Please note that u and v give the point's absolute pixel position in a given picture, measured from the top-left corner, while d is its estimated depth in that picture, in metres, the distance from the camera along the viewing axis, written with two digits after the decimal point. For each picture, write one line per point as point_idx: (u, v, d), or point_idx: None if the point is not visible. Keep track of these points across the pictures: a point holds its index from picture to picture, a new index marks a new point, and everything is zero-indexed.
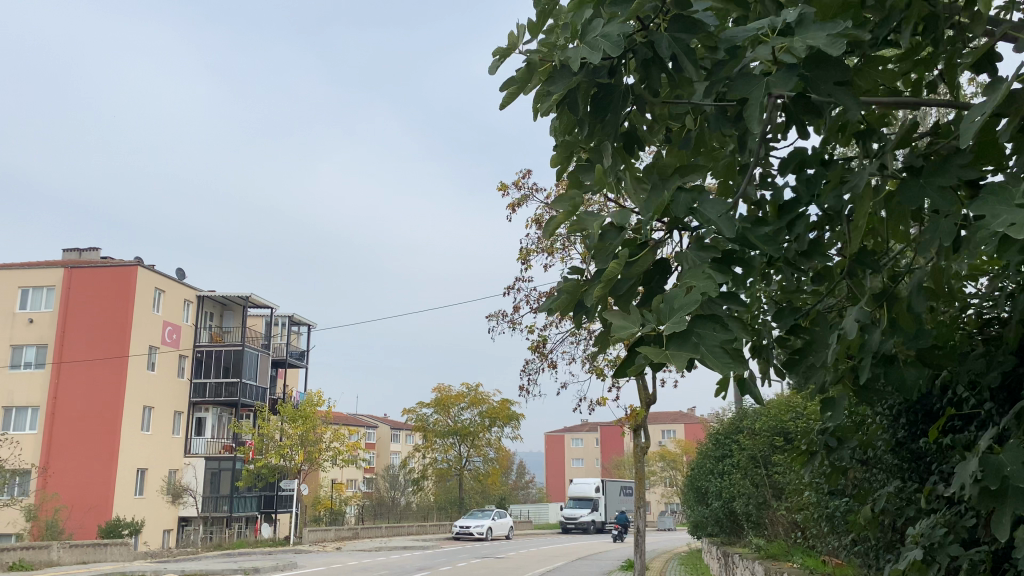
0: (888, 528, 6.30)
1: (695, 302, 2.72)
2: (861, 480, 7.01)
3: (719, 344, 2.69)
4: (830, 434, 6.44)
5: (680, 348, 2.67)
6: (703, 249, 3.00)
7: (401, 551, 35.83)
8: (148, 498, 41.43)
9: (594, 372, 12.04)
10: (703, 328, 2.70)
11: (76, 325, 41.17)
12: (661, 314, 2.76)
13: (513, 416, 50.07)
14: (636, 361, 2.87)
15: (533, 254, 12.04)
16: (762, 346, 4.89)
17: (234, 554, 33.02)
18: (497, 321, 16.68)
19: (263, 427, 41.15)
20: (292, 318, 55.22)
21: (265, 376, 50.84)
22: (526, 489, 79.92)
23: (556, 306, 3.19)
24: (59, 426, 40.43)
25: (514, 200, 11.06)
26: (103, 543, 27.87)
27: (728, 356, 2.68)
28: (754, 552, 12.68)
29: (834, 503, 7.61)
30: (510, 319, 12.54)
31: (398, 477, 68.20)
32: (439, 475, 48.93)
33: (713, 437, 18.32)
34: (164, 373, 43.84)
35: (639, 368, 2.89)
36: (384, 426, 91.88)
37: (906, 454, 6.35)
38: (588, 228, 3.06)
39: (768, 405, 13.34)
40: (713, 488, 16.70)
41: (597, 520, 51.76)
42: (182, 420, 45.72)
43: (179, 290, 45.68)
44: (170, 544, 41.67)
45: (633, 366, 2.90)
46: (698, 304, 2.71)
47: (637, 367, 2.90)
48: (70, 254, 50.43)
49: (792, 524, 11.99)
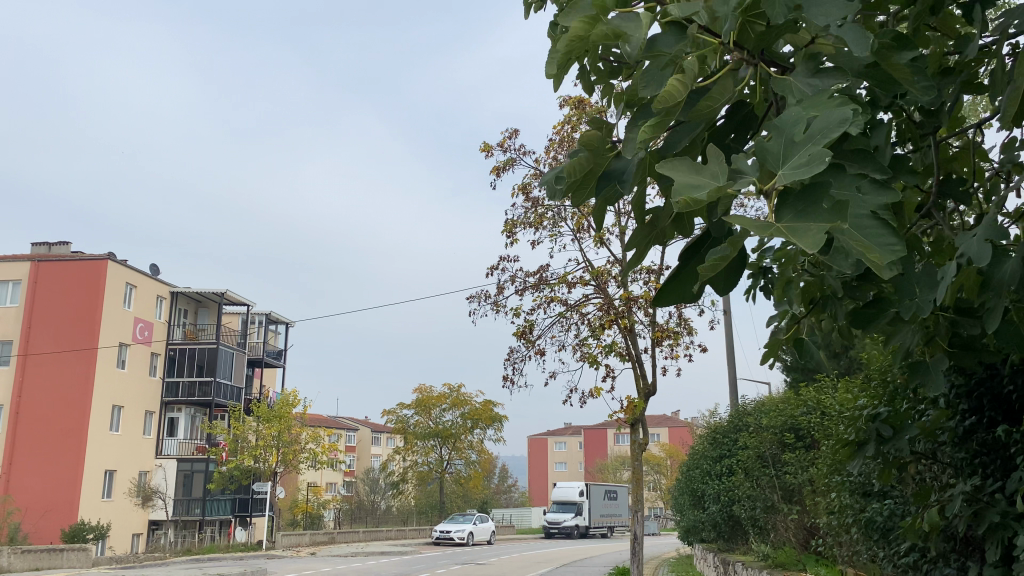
0: (952, 535, 5.13)
1: (838, 124, 1.49)
2: (916, 479, 5.87)
3: (868, 213, 1.50)
4: (883, 422, 5.31)
5: (808, 211, 1.43)
6: (815, 74, 1.81)
7: (377, 556, 34.50)
8: (115, 501, 39.67)
9: (586, 361, 10.83)
10: (854, 184, 1.53)
11: (43, 320, 39.49)
12: (766, 152, 1.52)
13: (496, 417, 48.74)
14: (716, 252, 1.68)
15: (520, 227, 10.77)
16: (825, 296, 3.71)
17: (202, 559, 31.70)
18: (487, 303, 15.28)
19: (236, 427, 39.67)
20: (269, 316, 53.73)
21: (240, 375, 49.30)
22: (509, 493, 78.56)
23: (566, 179, 2.00)
24: (23, 425, 38.79)
25: (498, 165, 9.82)
26: (60, 548, 26.44)
27: (891, 233, 1.48)
28: (758, 561, 11.59)
29: (880, 505, 6.52)
30: (493, 300, 11.28)
31: (379, 481, 66.63)
32: (419, 479, 47.50)
33: (708, 439, 17.11)
34: (136, 370, 42.21)
35: (719, 264, 1.71)
36: (366, 430, 90.24)
37: (974, 447, 5.20)
38: (629, 33, 1.83)
39: (780, 401, 12.26)
40: (709, 491, 15.49)
41: (581, 525, 50.60)
42: (154, 421, 44.09)
43: (151, 286, 44.03)
44: (138, 548, 40.09)
45: (705, 266, 1.71)
46: (844, 126, 1.48)
47: (712, 267, 1.70)
48: (39, 249, 48.55)
49: (803, 530, 10.90)
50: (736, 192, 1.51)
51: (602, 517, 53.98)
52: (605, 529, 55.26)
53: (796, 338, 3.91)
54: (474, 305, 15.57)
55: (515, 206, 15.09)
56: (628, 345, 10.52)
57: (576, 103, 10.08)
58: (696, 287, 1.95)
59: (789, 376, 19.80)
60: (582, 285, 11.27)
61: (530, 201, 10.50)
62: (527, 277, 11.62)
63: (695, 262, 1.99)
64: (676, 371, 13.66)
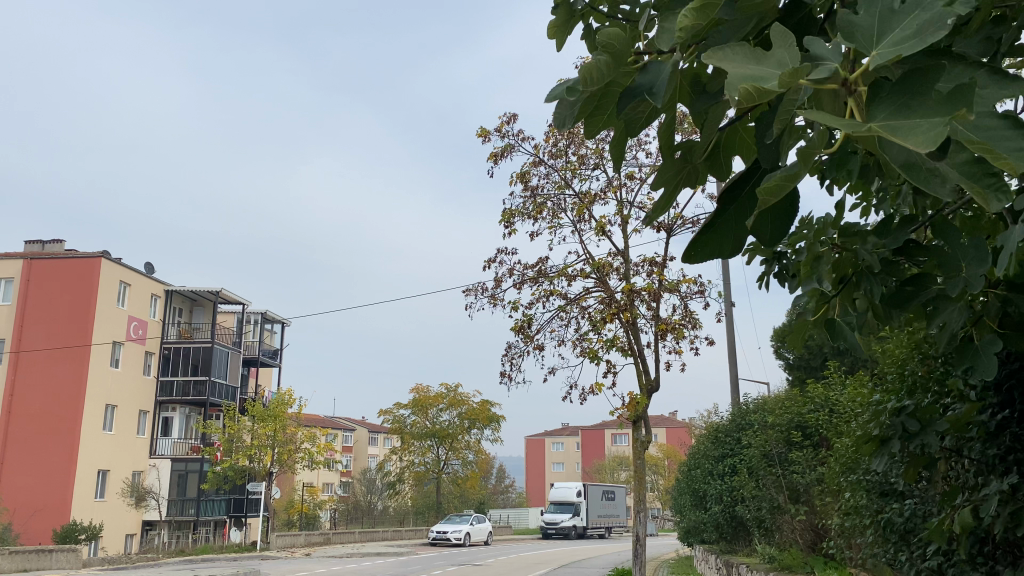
0: (984, 535, 4.77)
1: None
2: (941, 478, 5.52)
3: (986, 111, 1.28)
4: (908, 417, 4.97)
5: (919, 95, 1.13)
6: None
7: (374, 557, 34.13)
8: (108, 501, 39.26)
9: (586, 356, 10.45)
10: (967, 77, 1.28)
11: (36, 318, 39.07)
12: (857, 30, 1.27)
13: (493, 417, 48.28)
14: (777, 173, 1.35)
15: (517, 217, 10.37)
16: (859, 277, 3.35)
17: (195, 560, 31.31)
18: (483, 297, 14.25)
19: (230, 426, 39.18)
20: (265, 315, 53.32)
21: (235, 373, 48.87)
22: (506, 493, 78.10)
23: (579, 104, 1.67)
24: (15, 424, 38.42)
25: (497, 150, 9.44)
26: (48, 549, 26.04)
27: (1013, 127, 1.28)
28: (763, 563, 11.24)
29: (900, 505, 6.19)
30: (490, 293, 10.88)
31: (376, 481, 66.18)
32: (416, 479, 47.10)
33: (710, 437, 16.75)
34: (130, 369, 41.76)
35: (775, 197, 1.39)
36: (363, 430, 89.78)
37: (1005, 443, 4.84)
38: None
39: (787, 399, 11.91)
40: (711, 490, 15.11)
41: (579, 526, 50.30)
42: (147, 420, 43.66)
43: (146, 284, 43.59)
44: (132, 549, 39.68)
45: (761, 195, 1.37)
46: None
47: (769, 197, 1.36)
48: (33, 246, 48.08)
49: (811, 532, 10.54)
50: (818, 81, 1.25)
51: (600, 518, 53.59)
52: (603, 529, 54.84)
53: (826, 321, 3.52)
54: (470, 297, 14.38)
55: (513, 195, 13.87)
56: (630, 339, 10.13)
57: None
58: (751, 220, 1.70)
59: (789, 376, 19.80)
60: (582, 278, 10.87)
61: (527, 190, 10.08)
62: (525, 270, 11.24)
63: (739, 202, 1.73)
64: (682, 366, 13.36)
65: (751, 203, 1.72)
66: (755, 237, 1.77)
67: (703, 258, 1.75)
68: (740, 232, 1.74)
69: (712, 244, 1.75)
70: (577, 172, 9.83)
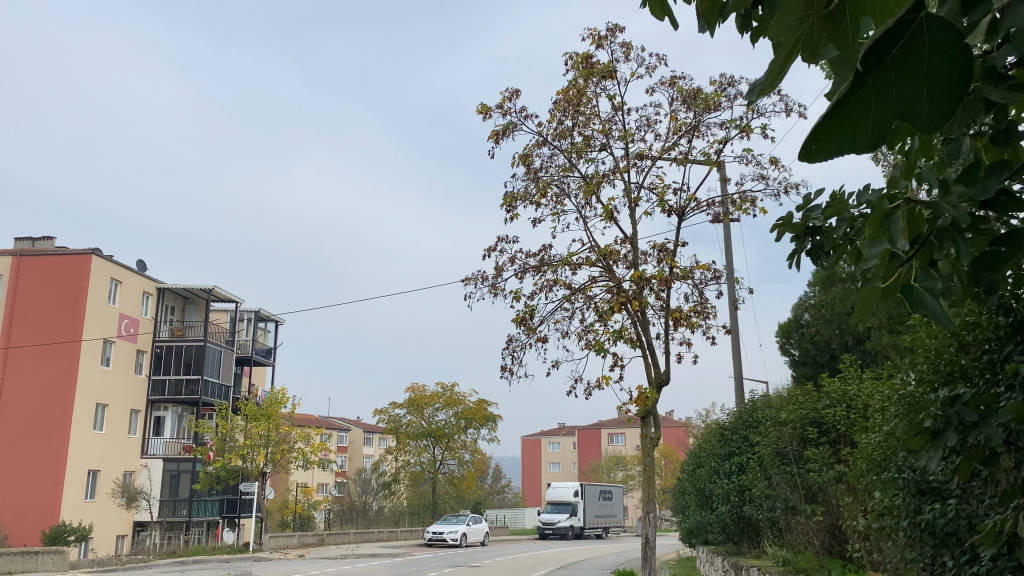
0: None
1: None
2: (996, 478, 5.01)
3: None
4: (968, 405, 4.43)
5: None
6: None
7: (370, 558, 33.47)
8: (98, 501, 38.54)
9: (592, 349, 9.92)
10: None
11: (25, 315, 38.40)
12: None
13: (490, 416, 47.78)
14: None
15: (518, 202, 9.76)
16: (933, 237, 2.88)
17: (187, 562, 30.69)
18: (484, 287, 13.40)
19: (223, 426, 38.50)
20: (258, 313, 52.61)
21: (228, 373, 48.18)
22: (502, 493, 77.45)
23: None
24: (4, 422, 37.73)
25: (499, 129, 8.90)
26: (34, 551, 25.47)
27: None
28: (774, 565, 10.76)
29: (941, 506, 5.70)
30: (491, 282, 10.32)
31: (371, 481, 65.47)
32: (412, 479, 46.44)
33: (715, 435, 16.19)
34: (121, 367, 41.06)
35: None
36: (358, 430, 89.00)
37: None
38: None
39: (800, 393, 11.42)
40: (716, 490, 14.49)
41: (576, 526, 49.74)
42: (139, 420, 43.01)
43: (138, 282, 42.91)
44: (121, 550, 39.01)
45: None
46: None
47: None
48: (22, 243, 47.31)
49: (827, 533, 10.08)
50: None
51: (597, 518, 53.06)
52: (600, 530, 54.25)
53: (901, 286, 2.80)
54: (469, 292, 13.57)
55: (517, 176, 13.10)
56: (639, 331, 9.58)
57: (584, 58, 9.14)
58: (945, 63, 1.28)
59: (792, 373, 19.30)
60: (588, 266, 10.30)
61: (531, 172, 9.52)
62: (528, 259, 10.67)
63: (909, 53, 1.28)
64: (694, 360, 12.95)
65: (944, 52, 1.29)
66: (907, 117, 1.34)
67: (842, 151, 1.34)
68: (897, 107, 1.32)
69: (852, 129, 1.34)
70: (584, 153, 9.33)
